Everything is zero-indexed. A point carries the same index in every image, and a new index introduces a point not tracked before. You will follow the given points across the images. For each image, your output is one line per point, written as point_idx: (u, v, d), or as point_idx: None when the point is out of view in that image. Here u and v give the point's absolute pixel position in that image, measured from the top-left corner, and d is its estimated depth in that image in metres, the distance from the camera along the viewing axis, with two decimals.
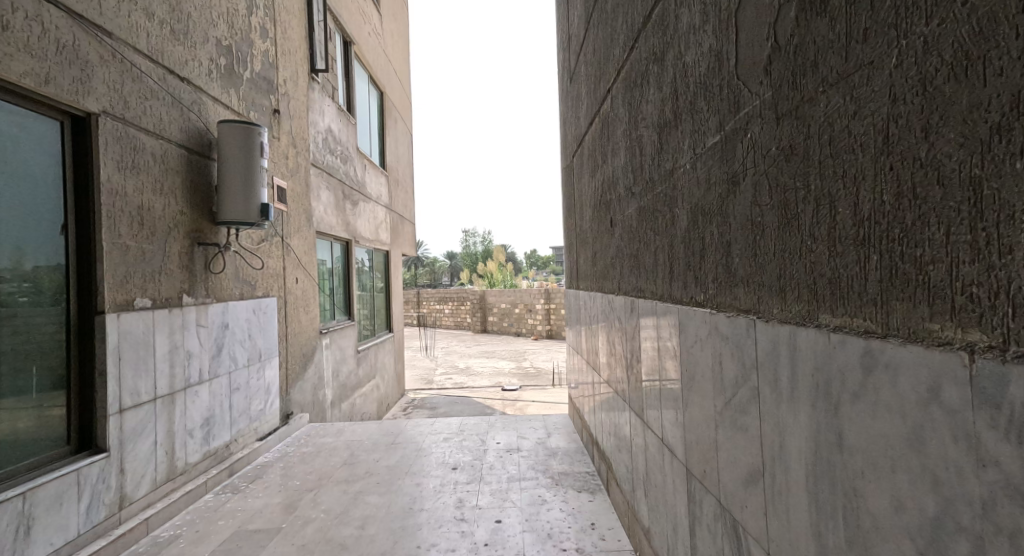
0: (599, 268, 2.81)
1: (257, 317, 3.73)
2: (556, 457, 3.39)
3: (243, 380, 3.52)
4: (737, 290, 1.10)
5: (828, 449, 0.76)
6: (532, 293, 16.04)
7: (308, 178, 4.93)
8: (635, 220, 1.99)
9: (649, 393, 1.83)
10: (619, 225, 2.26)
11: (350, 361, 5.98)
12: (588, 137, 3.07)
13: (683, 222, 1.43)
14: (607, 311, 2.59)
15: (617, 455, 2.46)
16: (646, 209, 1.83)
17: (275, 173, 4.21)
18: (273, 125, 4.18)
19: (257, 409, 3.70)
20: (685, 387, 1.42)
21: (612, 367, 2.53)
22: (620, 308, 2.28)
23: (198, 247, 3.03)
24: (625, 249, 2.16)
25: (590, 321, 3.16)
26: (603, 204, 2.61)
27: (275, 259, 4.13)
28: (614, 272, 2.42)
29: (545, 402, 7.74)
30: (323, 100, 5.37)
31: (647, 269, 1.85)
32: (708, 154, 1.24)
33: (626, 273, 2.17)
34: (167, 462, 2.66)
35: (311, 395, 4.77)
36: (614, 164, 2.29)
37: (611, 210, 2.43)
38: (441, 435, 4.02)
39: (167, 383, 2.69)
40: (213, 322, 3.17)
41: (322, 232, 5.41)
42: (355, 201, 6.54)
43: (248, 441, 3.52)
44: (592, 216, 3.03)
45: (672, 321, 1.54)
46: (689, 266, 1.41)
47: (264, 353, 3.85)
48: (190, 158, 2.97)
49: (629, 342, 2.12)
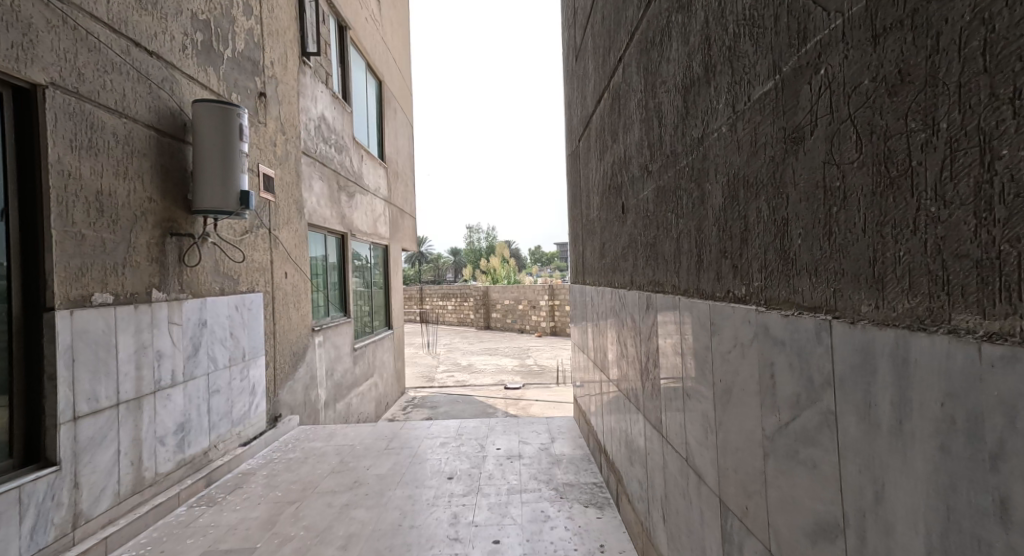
0: (609, 261, 2.55)
1: (239, 314, 3.50)
2: (560, 466, 3.14)
3: (224, 382, 3.28)
4: (798, 281, 0.84)
5: (972, 518, 0.51)
6: (536, 290, 15.77)
7: (299, 168, 4.67)
8: (653, 204, 1.72)
9: (669, 403, 1.57)
10: (633, 211, 1.99)
11: (345, 359, 5.74)
12: (595, 117, 2.81)
13: (716, 199, 1.17)
14: (618, 308, 2.32)
15: (629, 468, 2.20)
16: (666, 189, 1.57)
17: (261, 160, 3.96)
18: (259, 109, 3.92)
19: (240, 412, 3.46)
20: (719, 401, 1.16)
21: (624, 370, 2.26)
22: (632, 306, 2.02)
23: (170, 237, 2.79)
24: (640, 239, 1.90)
25: (598, 318, 2.90)
26: (614, 189, 2.34)
27: (261, 252, 3.89)
28: (626, 264, 2.16)
29: (549, 402, 7.48)
30: (315, 86, 5.12)
31: (667, 259, 1.58)
32: (753, 108, 0.97)
33: (641, 265, 1.90)
34: (133, 474, 2.43)
35: (303, 395, 4.54)
36: (627, 142, 2.02)
37: (624, 194, 2.16)
38: (438, 439, 3.78)
39: (132, 387, 2.45)
40: (188, 319, 2.93)
41: (315, 225, 5.16)
42: (351, 194, 6.29)
43: (229, 447, 3.29)
44: (600, 203, 2.77)
45: (700, 321, 1.28)
46: (724, 253, 1.14)
47: (248, 352, 3.61)
48: (159, 141, 2.73)
49: (644, 345, 1.86)
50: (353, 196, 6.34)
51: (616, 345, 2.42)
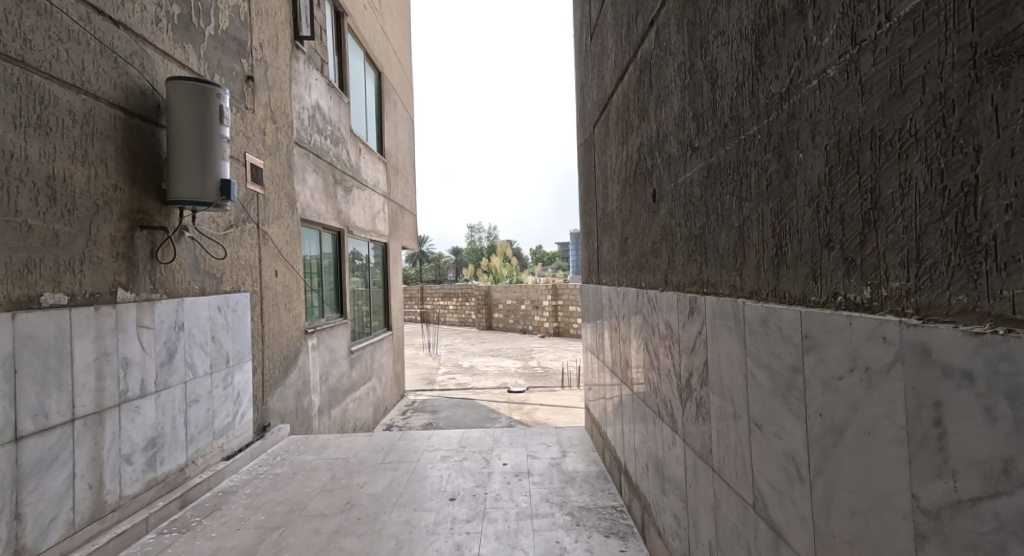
0: (634, 258, 2.26)
1: (222, 315, 3.20)
2: (573, 485, 2.83)
3: (204, 391, 2.98)
4: (1001, 279, 0.55)
5: None
6: (539, 290, 15.44)
7: (291, 159, 4.37)
8: (701, 187, 1.42)
9: (726, 433, 1.27)
10: (671, 198, 1.69)
11: (341, 362, 5.44)
12: (616, 97, 2.51)
13: (813, 172, 0.87)
14: (646, 312, 2.02)
15: (661, 498, 1.90)
16: (722, 167, 1.27)
17: (249, 149, 3.66)
18: (246, 93, 3.63)
19: (223, 422, 3.16)
20: (818, 443, 0.86)
21: (653, 384, 1.96)
22: (669, 311, 1.72)
23: (140, 231, 2.49)
24: (681, 231, 1.60)
25: (619, 322, 2.60)
26: (643, 175, 2.04)
27: (247, 249, 3.59)
28: (660, 260, 1.86)
29: (553, 407, 7.17)
30: (309, 73, 4.83)
31: (724, 254, 1.29)
32: (896, 26, 0.67)
33: (682, 262, 1.60)
34: (92, 499, 2.13)
35: (294, 402, 4.24)
36: (664, 117, 1.72)
37: (657, 180, 1.86)
38: (440, 452, 3.48)
39: (92, 400, 2.15)
40: (162, 322, 2.64)
41: (309, 221, 4.86)
42: (348, 188, 5.99)
43: (210, 462, 2.99)
44: (621, 193, 2.48)
45: (783, 334, 0.98)
46: (827, 242, 0.85)
47: (233, 357, 3.31)
48: (127, 122, 2.43)
49: (687, 358, 1.55)
50: (350, 191, 6.04)
51: (642, 353, 2.12)
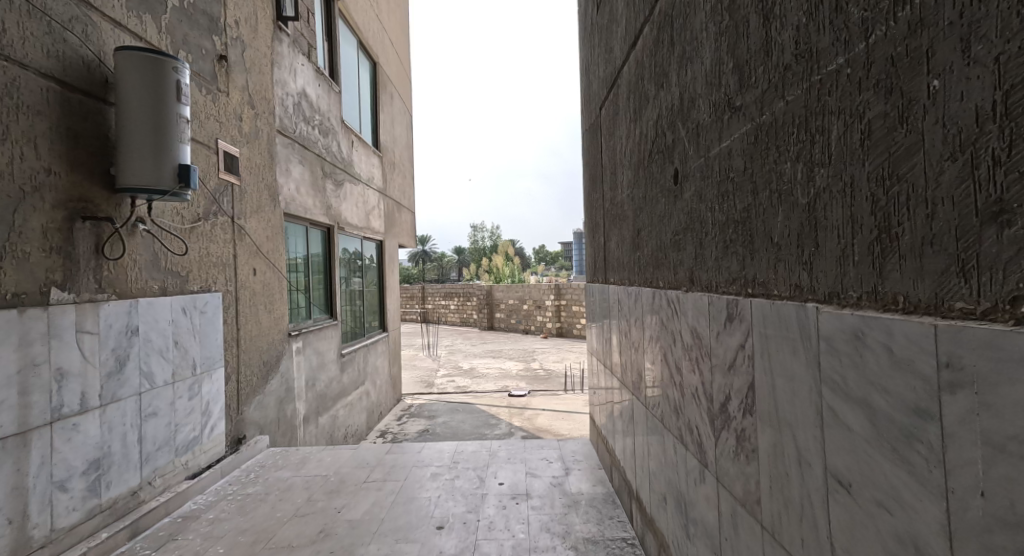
0: (649, 253, 1.93)
1: (187, 318, 2.88)
2: (577, 511, 2.52)
3: (164, 403, 2.67)
4: None
5: None
6: (541, 290, 15.11)
7: (272, 148, 4.06)
8: (744, 158, 1.10)
9: (781, 484, 0.94)
10: (699, 178, 1.37)
11: (330, 366, 5.13)
12: (626, 68, 2.20)
13: (959, 105, 0.56)
14: (666, 318, 1.68)
15: (685, 544, 1.57)
16: (775, 126, 0.95)
17: (222, 135, 3.36)
18: (219, 74, 3.32)
19: (188, 436, 2.85)
20: (978, 542, 0.54)
21: (674, 405, 1.63)
22: (697, 317, 1.39)
23: (80, 222, 2.18)
24: (714, 218, 1.28)
25: (629, 326, 2.27)
26: (662, 154, 1.71)
27: (219, 244, 3.28)
28: (683, 255, 1.54)
29: (555, 413, 6.85)
30: (294, 57, 4.53)
31: (780, 244, 0.96)
32: None
33: (715, 257, 1.28)
34: (11, 537, 1.82)
35: (275, 411, 3.93)
36: (690, 78, 1.40)
37: (680, 157, 1.53)
38: (430, 469, 3.17)
39: (13, 420, 1.84)
40: (109, 326, 2.32)
41: (294, 215, 4.54)
42: (339, 182, 5.67)
43: (171, 482, 2.68)
44: (633, 178, 2.16)
45: (893, 359, 0.65)
46: (993, 216, 0.53)
47: (201, 364, 3.00)
48: (65, 97, 2.12)
49: (723, 376, 1.22)
50: (342, 184, 5.73)
51: (660, 366, 1.78)
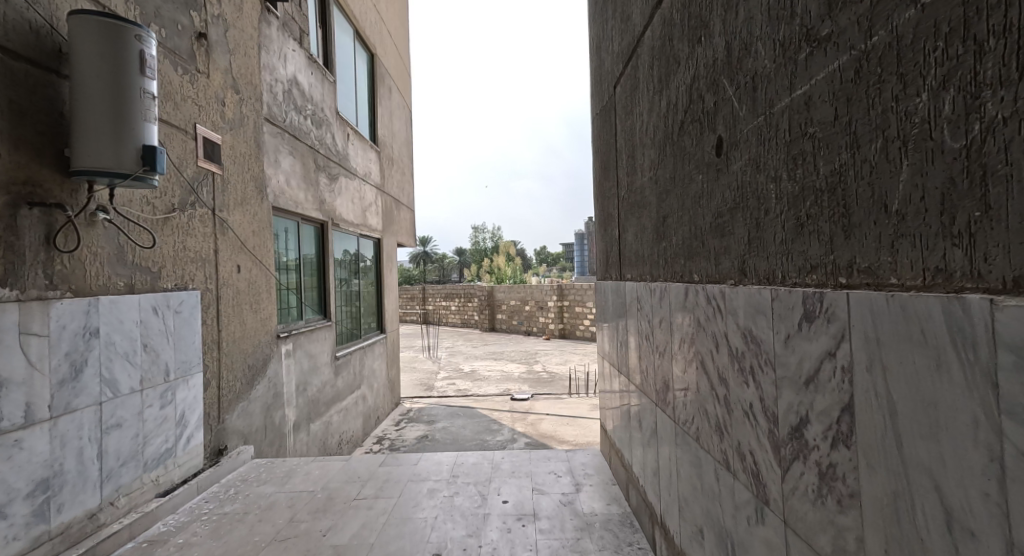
0: (680, 241, 1.66)
1: (158, 319, 2.61)
2: (591, 536, 2.24)
3: (132, 413, 2.40)
4: None
5: None
6: (543, 290, 14.83)
7: (259, 137, 3.81)
8: (834, 103, 0.83)
9: (904, 551, 0.67)
10: (756, 141, 1.10)
11: (323, 370, 4.86)
12: (649, 32, 1.93)
13: None
14: (706, 318, 1.41)
15: None
16: (896, 46, 0.68)
17: (202, 120, 3.10)
18: (197, 53, 3.06)
19: (160, 449, 2.57)
20: None
21: (716, 423, 1.36)
22: (755, 315, 1.11)
23: (26, 209, 1.92)
24: (779, 191, 1.01)
25: (652, 327, 2.00)
26: (700, 123, 1.43)
27: (198, 238, 3.01)
28: (731, 242, 1.26)
29: (560, 418, 6.58)
30: (284, 41, 4.28)
31: (898, 213, 0.69)
32: None
33: (781, 240, 1.01)
34: None
35: (262, 419, 3.65)
36: (743, 19, 1.13)
37: (726, 122, 1.26)
38: (427, 484, 2.90)
39: None
40: (62, 328, 2.05)
41: (283, 209, 4.27)
42: (334, 176, 5.40)
43: (138, 501, 2.41)
44: (657, 157, 1.89)
45: None
46: None
47: (176, 368, 2.72)
48: (7, 65, 1.87)
49: (796, 392, 0.94)
50: (336, 179, 5.46)
51: (697, 375, 1.51)
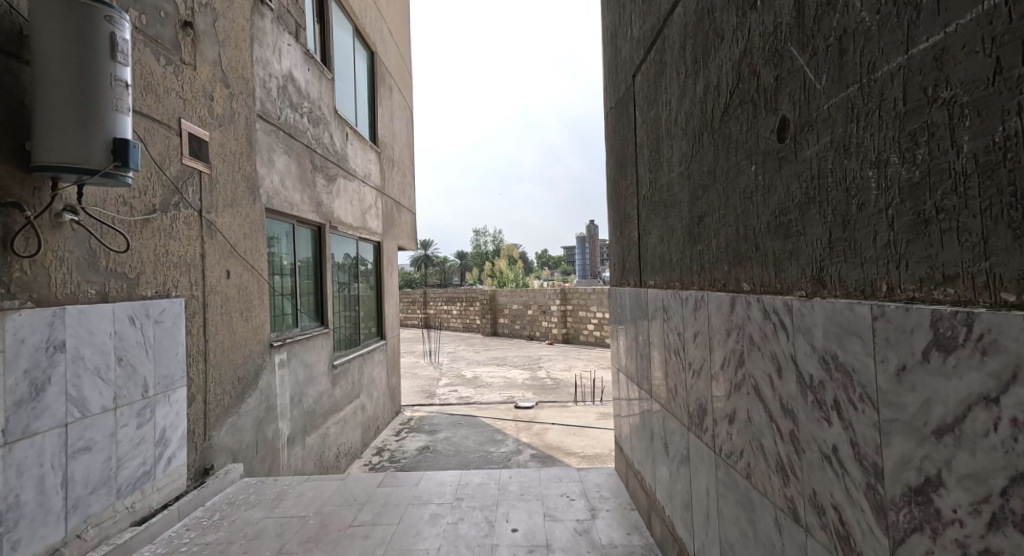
0: (724, 243, 1.45)
1: (135, 329, 2.38)
2: None
3: (104, 434, 2.17)
4: None
5: None
6: (546, 294, 14.58)
7: (250, 134, 3.59)
8: (994, 54, 0.63)
9: None
10: (839, 116, 0.90)
11: (319, 379, 4.62)
12: (680, 7, 1.72)
13: None
14: (766, 335, 1.19)
15: None
16: None
17: (188, 115, 2.89)
18: (183, 43, 2.85)
19: (137, 472, 2.34)
20: None
21: (779, 463, 1.13)
22: (842, 338, 0.89)
23: None
24: (881, 178, 0.80)
25: (683, 341, 1.78)
26: (753, 104, 1.23)
27: (183, 242, 2.79)
28: (800, 244, 1.05)
29: (566, 428, 6.33)
30: (279, 34, 4.06)
31: None
32: None
33: (886, 241, 0.80)
34: None
35: (253, 434, 3.42)
36: None
37: (791, 98, 1.06)
38: (430, 509, 2.67)
39: None
40: (21, 341, 1.83)
41: (278, 211, 4.05)
42: (331, 177, 5.18)
43: (110, 532, 2.19)
44: (690, 147, 1.68)
45: None
46: None
47: (156, 384, 2.49)
48: None
49: (918, 443, 0.73)
50: (334, 180, 5.23)
51: (749, 402, 1.28)
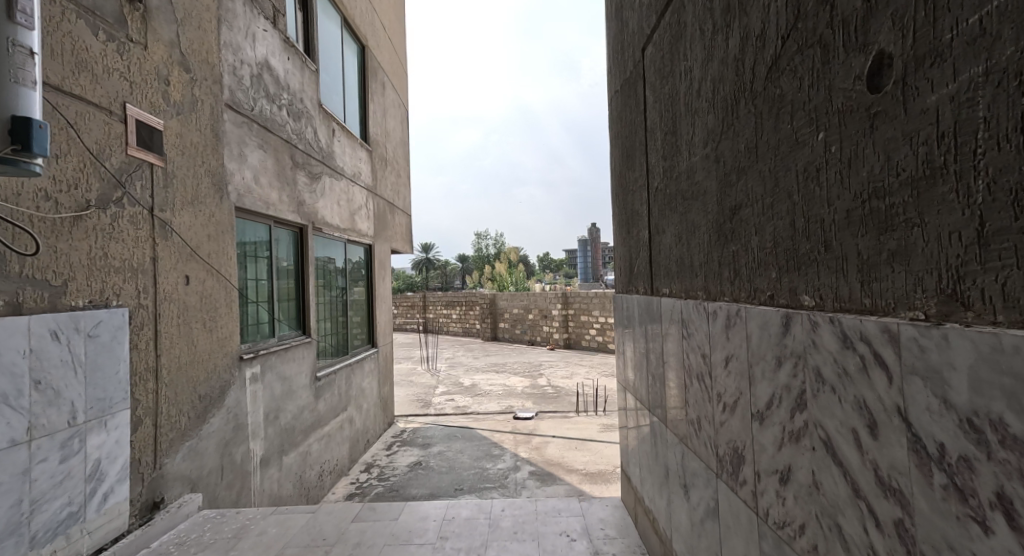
0: (768, 241, 1.11)
1: (59, 347, 2.04)
2: None
3: (12, 474, 1.82)
4: None
5: None
6: (547, 298, 14.19)
7: (217, 125, 3.24)
8: None
9: None
10: (1005, 29, 0.60)
11: (299, 393, 4.26)
12: None
13: None
14: (840, 375, 0.84)
15: None
16: None
17: (137, 100, 2.55)
18: (131, 19, 2.52)
19: (59, 515, 1.99)
20: None
21: None
22: (1016, 395, 0.58)
23: None
24: None
25: (707, 365, 1.43)
26: (821, 46, 0.90)
27: (129, 244, 2.44)
28: (912, 239, 0.72)
29: (567, 441, 5.95)
30: (252, 17, 3.72)
31: None
32: None
33: None
34: None
35: (218, 458, 3.07)
36: None
37: (897, 22, 0.73)
38: (409, 552, 2.31)
39: None
40: None
41: (251, 211, 3.70)
42: (315, 175, 4.83)
43: None
44: (718, 119, 1.33)
45: None
46: None
47: (89, 409, 2.14)
48: None
49: None
50: (318, 178, 4.88)
51: (814, 462, 0.93)
